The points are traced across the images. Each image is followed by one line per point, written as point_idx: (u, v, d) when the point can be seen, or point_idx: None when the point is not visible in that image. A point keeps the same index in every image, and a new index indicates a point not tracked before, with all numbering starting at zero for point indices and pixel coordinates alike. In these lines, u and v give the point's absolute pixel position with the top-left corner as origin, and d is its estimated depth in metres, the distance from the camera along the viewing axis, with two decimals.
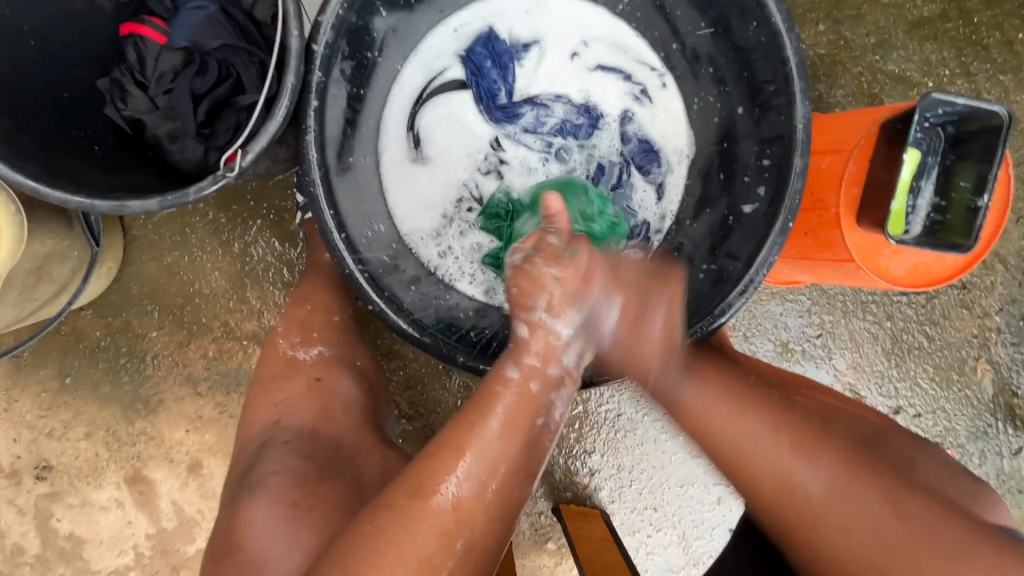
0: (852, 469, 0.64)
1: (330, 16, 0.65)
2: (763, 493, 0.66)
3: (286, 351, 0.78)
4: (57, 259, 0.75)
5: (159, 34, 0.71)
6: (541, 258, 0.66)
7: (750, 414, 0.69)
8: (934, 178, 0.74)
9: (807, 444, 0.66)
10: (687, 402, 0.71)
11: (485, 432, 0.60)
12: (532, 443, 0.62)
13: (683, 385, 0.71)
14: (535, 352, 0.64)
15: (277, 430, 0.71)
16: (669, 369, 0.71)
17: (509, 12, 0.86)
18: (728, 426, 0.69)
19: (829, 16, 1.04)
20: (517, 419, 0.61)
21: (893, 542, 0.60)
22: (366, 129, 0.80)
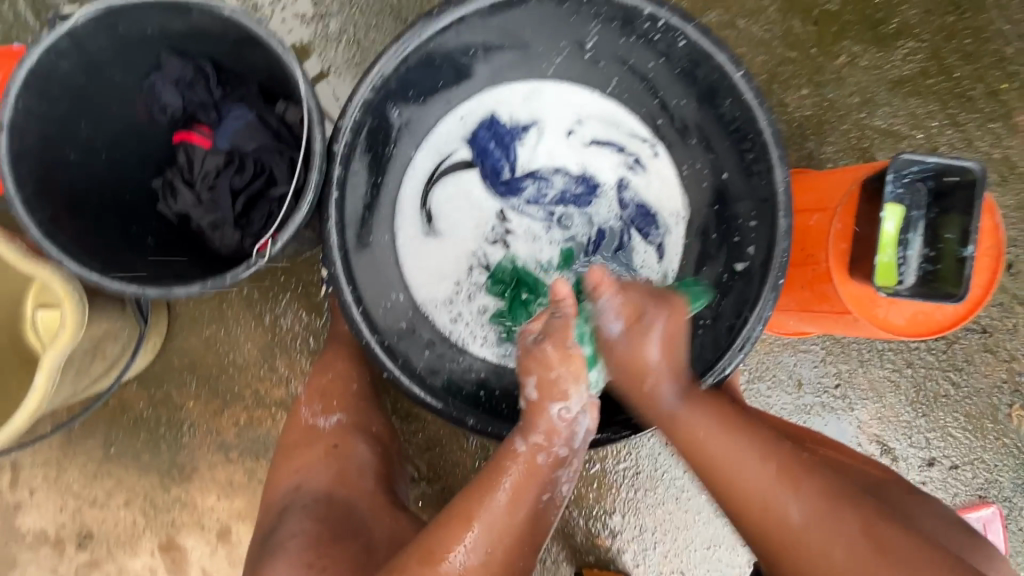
0: (835, 500, 0.63)
1: (350, 120, 0.74)
2: (739, 504, 0.65)
3: (308, 419, 0.83)
4: (111, 337, 0.83)
5: (206, 139, 0.80)
6: (551, 342, 0.71)
7: (739, 435, 0.68)
8: (922, 230, 0.78)
9: (795, 468, 0.65)
10: (677, 414, 0.70)
11: (493, 503, 0.66)
12: (536, 513, 0.68)
13: (677, 405, 0.71)
14: (541, 429, 0.70)
15: (298, 495, 0.75)
16: (667, 397, 0.71)
17: (509, 98, 0.94)
18: (721, 450, 0.67)
19: (812, 80, 1.10)
20: (522, 491, 0.67)
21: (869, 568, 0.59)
22: (383, 210, 0.88)
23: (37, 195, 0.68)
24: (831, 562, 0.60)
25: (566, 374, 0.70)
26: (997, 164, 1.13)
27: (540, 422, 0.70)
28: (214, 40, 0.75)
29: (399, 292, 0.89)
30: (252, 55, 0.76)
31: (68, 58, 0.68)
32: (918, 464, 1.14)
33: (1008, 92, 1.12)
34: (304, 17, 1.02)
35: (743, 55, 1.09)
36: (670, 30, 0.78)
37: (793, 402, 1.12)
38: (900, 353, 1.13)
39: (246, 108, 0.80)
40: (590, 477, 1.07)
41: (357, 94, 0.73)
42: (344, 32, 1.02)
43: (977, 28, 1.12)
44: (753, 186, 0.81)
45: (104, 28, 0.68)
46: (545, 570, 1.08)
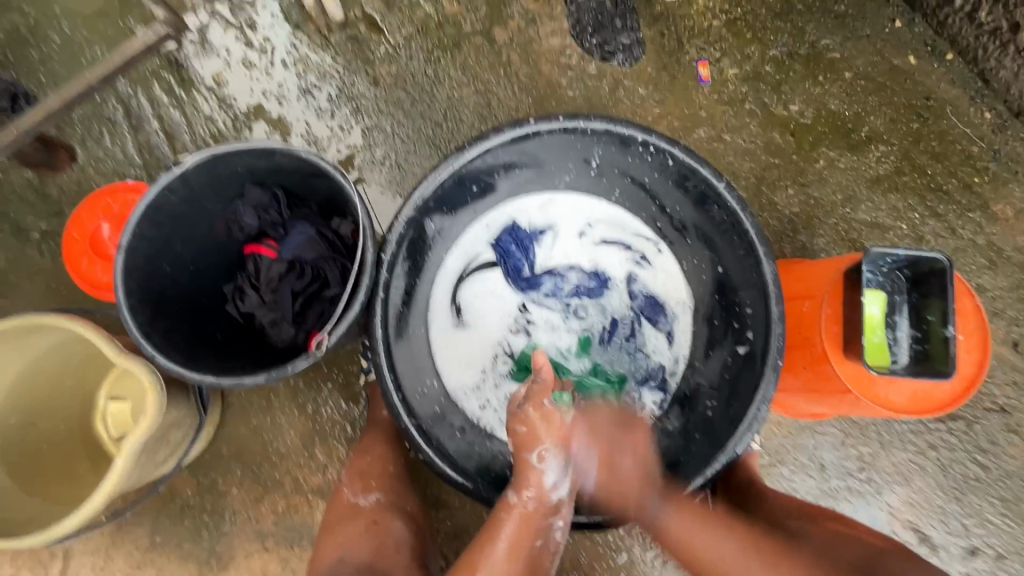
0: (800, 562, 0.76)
1: (396, 232, 0.88)
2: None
3: (350, 498, 0.88)
4: (175, 426, 0.92)
5: (273, 250, 0.95)
6: (533, 407, 0.85)
7: (720, 533, 0.80)
8: (907, 313, 0.87)
9: (764, 548, 0.78)
10: (676, 532, 0.82)
11: (492, 553, 0.77)
12: (533, 561, 0.79)
13: (664, 517, 0.83)
14: (529, 481, 0.82)
15: (341, 566, 0.79)
16: (662, 520, 0.83)
17: (527, 207, 1.09)
18: (686, 532, 0.81)
19: (796, 182, 1.24)
20: (520, 541, 0.79)
21: None
22: (419, 306, 1.00)
23: (139, 301, 0.82)
24: None
25: (541, 429, 0.84)
26: (983, 249, 1.21)
27: (528, 476, 0.82)
28: (287, 172, 0.92)
29: (432, 380, 0.98)
30: (317, 183, 0.93)
31: (176, 193, 0.85)
32: (961, 553, 1.10)
33: (981, 185, 1.24)
34: (355, 146, 1.22)
35: (731, 163, 1.24)
36: (660, 151, 0.93)
37: (818, 486, 1.12)
38: (921, 435, 1.13)
39: (307, 224, 0.96)
40: (619, 567, 1.07)
41: (402, 213, 0.88)
42: (387, 158, 1.21)
43: (942, 131, 1.25)
44: (748, 277, 0.90)
45: (206, 169, 0.86)
46: None
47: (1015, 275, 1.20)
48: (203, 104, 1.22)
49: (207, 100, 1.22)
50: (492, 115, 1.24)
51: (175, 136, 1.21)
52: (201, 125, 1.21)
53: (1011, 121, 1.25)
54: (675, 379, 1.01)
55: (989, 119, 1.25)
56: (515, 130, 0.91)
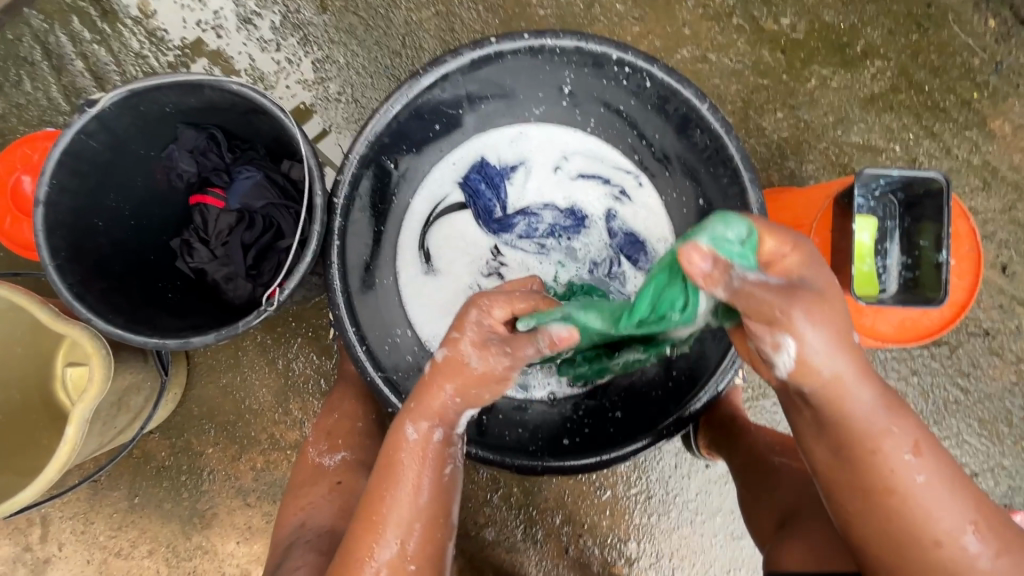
0: (1013, 545, 0.58)
1: (349, 172, 0.79)
2: (910, 540, 0.57)
3: (314, 458, 0.86)
4: (134, 390, 0.89)
5: (219, 200, 0.87)
6: (507, 356, 0.60)
7: (936, 459, 0.57)
8: (899, 240, 0.83)
9: (985, 514, 0.58)
10: (918, 479, 0.56)
11: (394, 500, 0.60)
12: (441, 493, 0.62)
13: (875, 411, 0.56)
14: (431, 412, 0.62)
15: (303, 531, 0.76)
16: (897, 456, 0.56)
17: (497, 143, 1.01)
18: (919, 476, 0.56)
19: (786, 104, 1.15)
20: (422, 475, 0.61)
21: None
22: (385, 254, 0.94)
23: (69, 261, 0.75)
24: None
25: (476, 370, 0.61)
26: (978, 169, 1.16)
27: (429, 404, 0.62)
28: (224, 110, 0.83)
29: (404, 329, 0.93)
30: (259, 122, 0.84)
31: (96, 137, 0.76)
32: None
33: (980, 101, 1.16)
34: (306, 81, 1.10)
35: (717, 86, 1.15)
36: (637, 71, 0.84)
37: None
38: (904, 362, 1.12)
39: (254, 168, 0.88)
40: (603, 504, 1.07)
41: (354, 150, 0.79)
42: (342, 93, 1.10)
43: (942, 43, 1.16)
44: (732, 207, 0.84)
45: (128, 109, 0.77)
46: None
47: (1008, 194, 1.15)
48: (131, 39, 1.09)
49: (134, 34, 1.09)
50: (456, 39, 1.12)
51: (104, 76, 1.09)
52: (132, 63, 1.09)
53: (1017, 29, 1.16)
54: None
55: (994, 27, 1.16)
56: (475, 51, 0.82)
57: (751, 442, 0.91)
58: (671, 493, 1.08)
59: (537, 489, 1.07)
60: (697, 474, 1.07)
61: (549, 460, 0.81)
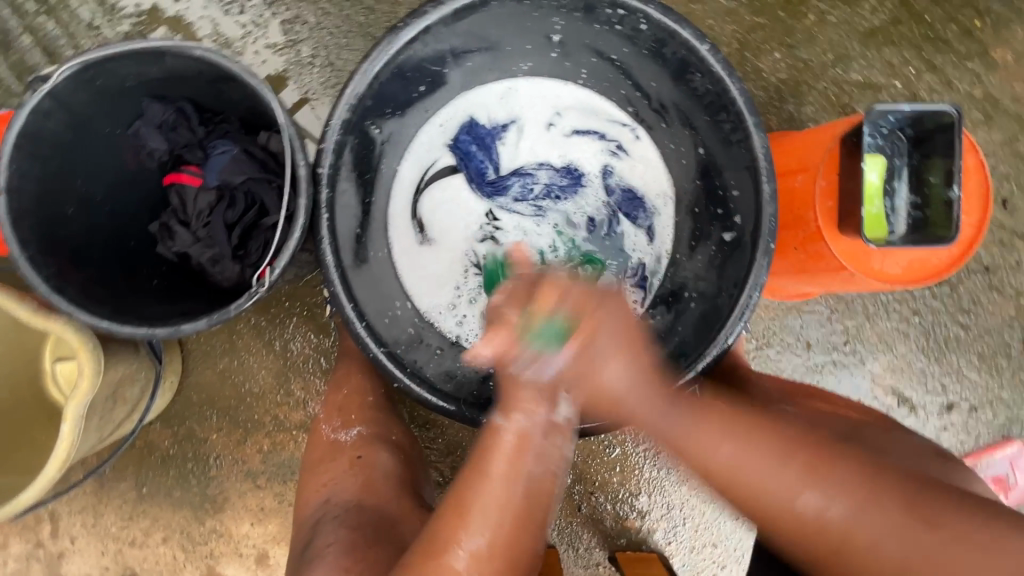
0: (863, 482, 0.62)
1: (331, 140, 0.74)
2: (769, 516, 0.65)
3: (330, 435, 0.84)
4: (128, 382, 0.85)
5: (196, 178, 0.82)
6: (516, 306, 0.65)
7: (751, 437, 0.68)
8: (907, 179, 0.80)
9: (814, 462, 0.65)
10: (733, 463, 0.67)
11: (485, 488, 0.62)
12: (535, 485, 0.64)
13: (671, 416, 0.69)
14: (523, 403, 0.65)
15: (328, 507, 0.75)
16: (706, 446, 0.68)
17: (485, 101, 0.96)
18: (736, 455, 0.67)
19: (783, 44, 1.10)
20: (518, 462, 0.64)
21: (930, 551, 0.57)
22: (376, 225, 0.90)
23: (40, 253, 0.71)
24: (885, 548, 0.59)
25: (515, 344, 0.64)
26: (980, 101, 1.12)
27: (516, 393, 0.65)
28: (190, 79, 0.77)
29: (402, 302, 0.90)
30: (229, 91, 0.78)
31: (53, 117, 0.71)
32: (938, 410, 1.12)
33: (982, 30, 1.12)
34: (276, 46, 1.03)
35: (712, 27, 1.09)
36: (632, 13, 0.78)
37: (803, 364, 1.11)
38: (905, 303, 1.12)
39: (229, 142, 0.82)
40: (612, 461, 1.08)
41: (335, 116, 0.74)
42: (316, 56, 1.03)
43: None
44: (734, 155, 0.80)
45: (84, 84, 0.71)
46: (578, 558, 1.08)
47: (1010, 127, 1.13)
48: (80, 8, 1.00)
49: (84, 2, 1.00)
50: None
51: (56, 51, 1.01)
52: (84, 35, 1.01)
53: None
54: (658, 279, 0.93)
55: None
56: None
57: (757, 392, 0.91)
58: None
59: None
60: None
61: None
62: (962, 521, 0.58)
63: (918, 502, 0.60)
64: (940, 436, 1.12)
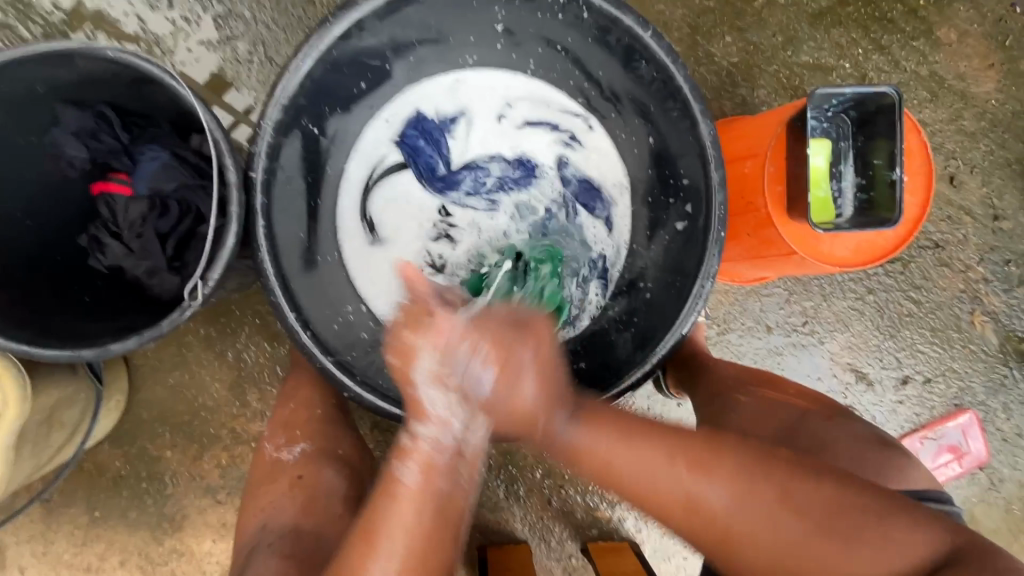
0: (745, 476, 0.64)
1: (265, 143, 0.71)
2: (659, 515, 0.66)
3: (272, 455, 0.81)
4: (65, 405, 0.81)
5: (125, 186, 0.78)
6: (421, 335, 0.62)
7: (646, 444, 0.67)
8: (852, 161, 0.81)
9: (701, 456, 0.66)
10: (620, 471, 0.66)
11: (396, 509, 0.61)
12: (441, 508, 0.63)
13: (573, 434, 0.68)
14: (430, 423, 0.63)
15: (263, 534, 0.73)
16: (590, 449, 0.67)
17: (432, 94, 0.93)
18: (626, 464, 0.66)
19: (734, 27, 1.10)
20: (428, 483, 0.62)
21: (791, 537, 0.62)
22: (324, 228, 0.86)
23: None
24: (759, 539, 0.63)
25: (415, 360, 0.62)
26: (926, 80, 1.14)
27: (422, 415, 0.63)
28: (109, 82, 0.73)
29: (355, 306, 0.87)
30: (152, 93, 0.74)
31: None
32: (894, 383, 1.15)
33: (925, 8, 1.13)
34: (209, 42, 0.98)
35: (662, 12, 1.08)
36: None
37: (764, 347, 1.12)
38: (860, 282, 1.14)
39: (159, 147, 0.78)
40: None
41: (268, 116, 0.71)
42: (254, 52, 0.99)
43: None
44: (684, 142, 0.79)
45: None
46: (551, 551, 1.08)
47: (955, 103, 1.15)
48: None
49: None
50: None
51: None
52: None
53: None
54: (617, 271, 0.92)
55: None
56: None
57: (717, 380, 0.92)
58: None
59: (515, 446, 1.07)
60: (670, 414, 1.09)
61: None
62: (831, 507, 0.62)
63: (794, 493, 0.63)
64: (897, 409, 1.14)
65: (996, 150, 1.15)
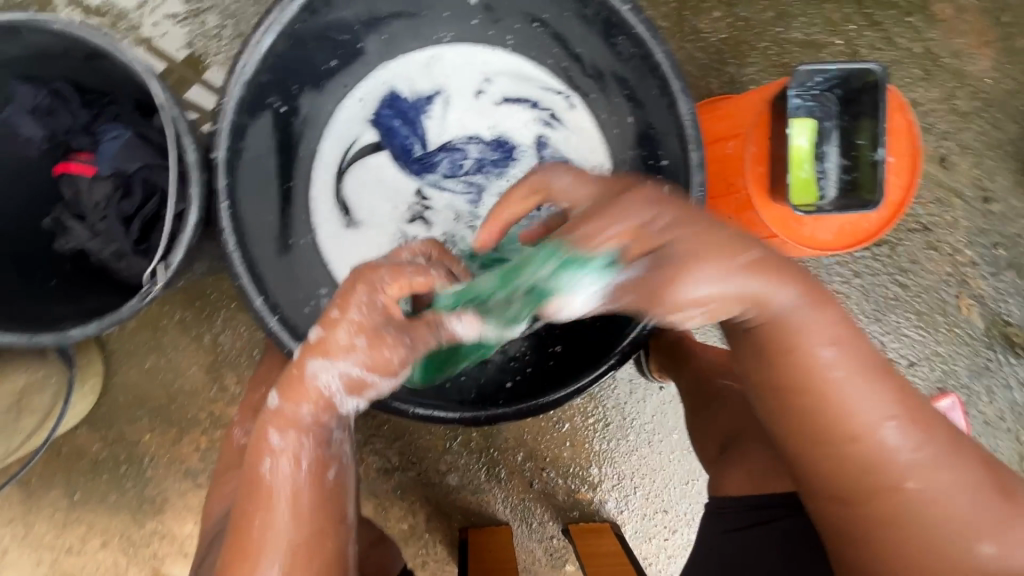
0: (951, 434, 0.57)
1: (226, 121, 0.68)
2: (837, 439, 0.56)
3: (239, 439, 0.80)
4: (35, 390, 0.81)
5: (87, 166, 0.75)
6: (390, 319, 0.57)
7: (876, 369, 0.56)
8: (837, 142, 0.80)
9: (919, 401, 0.57)
10: (838, 383, 0.55)
11: (269, 509, 0.55)
12: (327, 504, 0.56)
13: (791, 323, 0.55)
14: (292, 415, 0.56)
15: (226, 519, 0.70)
16: (822, 354, 0.55)
17: (408, 70, 0.90)
18: (848, 380, 0.55)
19: (722, 2, 1.06)
20: (298, 486, 0.55)
21: (972, 512, 0.56)
22: (296, 210, 0.84)
23: None
24: (943, 505, 0.56)
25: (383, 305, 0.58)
26: (919, 57, 1.11)
27: (300, 392, 0.56)
28: (64, 57, 0.70)
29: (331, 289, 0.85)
30: (110, 69, 0.71)
31: None
32: None
33: None
34: (176, 16, 0.94)
35: None
36: None
37: None
38: (847, 265, 1.13)
39: (121, 125, 0.76)
40: (563, 437, 1.08)
41: (229, 93, 0.68)
42: (223, 26, 0.95)
43: None
44: (664, 120, 0.76)
45: None
46: (533, 532, 1.09)
47: (949, 81, 1.12)
48: None
49: None
50: None
51: None
52: None
53: None
54: None
55: None
56: None
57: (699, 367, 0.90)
58: (628, 417, 1.09)
59: (497, 429, 1.07)
60: (651, 397, 1.09)
61: (493, 408, 0.77)
62: (1015, 494, 0.58)
63: (994, 467, 0.58)
64: None
65: (989, 130, 1.13)
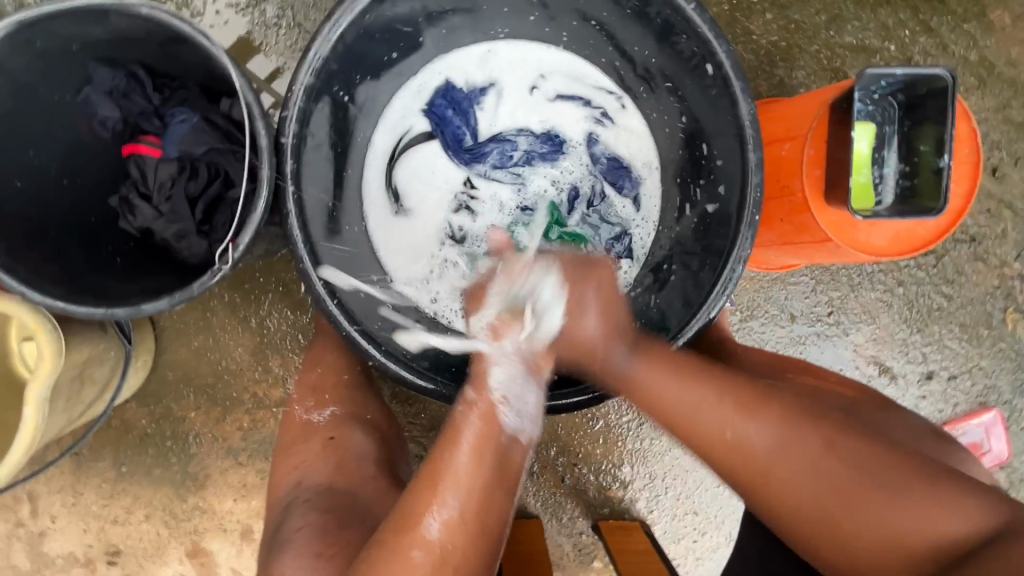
0: (794, 419, 0.66)
1: (295, 108, 0.70)
2: (703, 447, 0.68)
3: (302, 416, 0.83)
4: (96, 362, 0.84)
5: (155, 148, 0.78)
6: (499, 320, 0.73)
7: (690, 377, 0.69)
8: (896, 147, 0.79)
9: (743, 398, 0.67)
10: (636, 384, 0.70)
11: (456, 459, 0.61)
12: (500, 468, 0.62)
13: (597, 343, 0.70)
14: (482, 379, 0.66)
15: (300, 490, 0.75)
16: (607, 356, 0.71)
17: (462, 64, 0.91)
18: (667, 389, 0.68)
19: (775, 4, 1.05)
20: (484, 442, 0.62)
21: (840, 484, 0.62)
22: (350, 196, 0.86)
23: None
24: (800, 482, 0.63)
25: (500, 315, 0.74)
26: (974, 65, 1.09)
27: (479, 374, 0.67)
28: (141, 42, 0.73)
29: (381, 276, 0.87)
30: (183, 54, 0.74)
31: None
32: (918, 378, 1.13)
33: None
34: (238, 5, 0.97)
35: None
36: None
37: (787, 336, 1.11)
38: (891, 274, 1.11)
39: (188, 110, 0.78)
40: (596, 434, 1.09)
41: (299, 81, 0.70)
42: (282, 16, 0.97)
43: None
44: (721, 121, 0.76)
45: (22, 47, 0.66)
46: (563, 527, 1.09)
47: (1004, 90, 1.10)
48: None
49: None
50: None
51: None
52: None
53: None
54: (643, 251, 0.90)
55: None
56: None
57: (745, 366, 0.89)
58: None
59: None
60: None
61: None
62: (876, 461, 0.62)
63: (840, 442, 0.64)
64: (919, 405, 1.13)
65: None
